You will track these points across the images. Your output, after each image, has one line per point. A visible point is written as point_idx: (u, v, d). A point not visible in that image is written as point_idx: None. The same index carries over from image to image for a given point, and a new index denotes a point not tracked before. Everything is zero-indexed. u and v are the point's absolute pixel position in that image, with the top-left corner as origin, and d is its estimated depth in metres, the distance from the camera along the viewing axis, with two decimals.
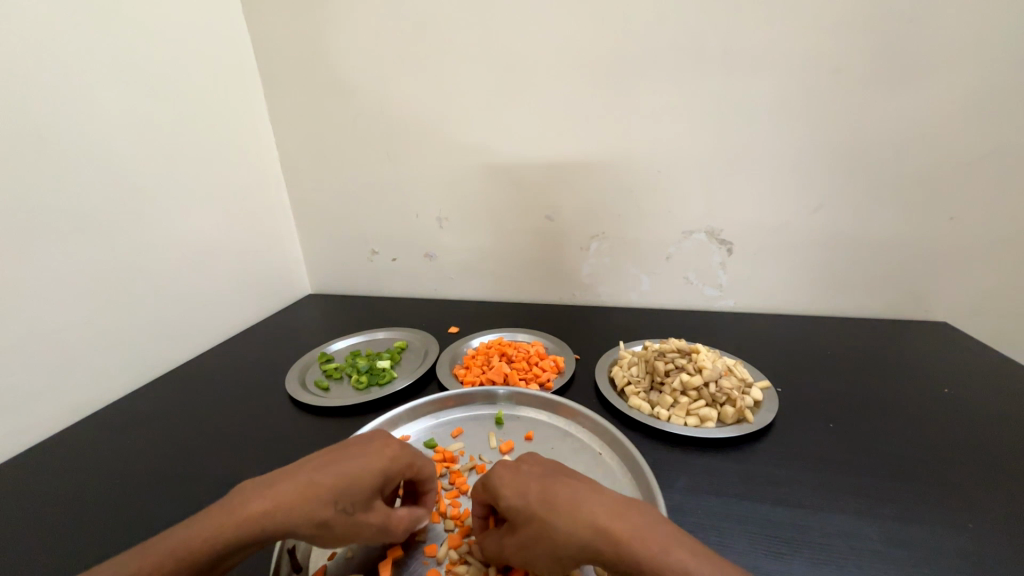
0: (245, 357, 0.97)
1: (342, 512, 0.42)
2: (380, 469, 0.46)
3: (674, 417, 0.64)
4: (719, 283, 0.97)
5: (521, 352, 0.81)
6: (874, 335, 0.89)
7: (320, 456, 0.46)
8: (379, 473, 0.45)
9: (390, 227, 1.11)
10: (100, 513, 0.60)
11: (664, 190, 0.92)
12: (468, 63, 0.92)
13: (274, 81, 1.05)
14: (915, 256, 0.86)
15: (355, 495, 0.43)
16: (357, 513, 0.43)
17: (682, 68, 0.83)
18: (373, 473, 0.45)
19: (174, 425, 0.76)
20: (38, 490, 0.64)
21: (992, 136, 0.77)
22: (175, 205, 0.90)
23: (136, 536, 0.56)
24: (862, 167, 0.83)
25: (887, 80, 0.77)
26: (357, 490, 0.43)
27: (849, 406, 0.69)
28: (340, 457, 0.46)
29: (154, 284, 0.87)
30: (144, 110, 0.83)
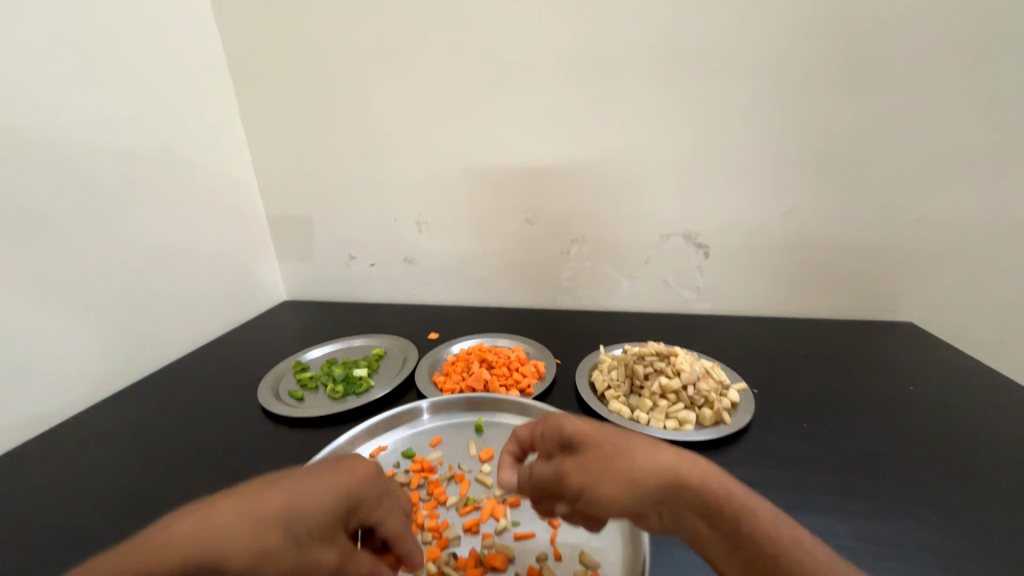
0: (214, 366, 0.93)
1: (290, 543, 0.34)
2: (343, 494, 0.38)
3: (653, 420, 0.63)
4: (696, 285, 0.98)
5: (501, 358, 0.79)
6: (844, 335, 0.91)
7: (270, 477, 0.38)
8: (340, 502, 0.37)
9: (368, 231, 1.08)
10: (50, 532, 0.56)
11: (642, 194, 0.93)
12: (447, 65, 0.92)
13: (248, 81, 1.02)
14: (880, 259, 0.90)
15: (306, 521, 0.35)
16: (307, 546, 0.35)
17: (660, 74, 0.84)
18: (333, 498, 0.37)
19: (135, 439, 0.72)
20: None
21: (949, 145, 0.81)
22: (140, 207, 0.85)
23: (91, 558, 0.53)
24: (830, 173, 0.85)
25: (852, 88, 0.80)
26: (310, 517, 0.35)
27: (822, 406, 0.71)
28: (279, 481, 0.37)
29: (117, 292, 0.82)
30: (106, 107, 0.79)
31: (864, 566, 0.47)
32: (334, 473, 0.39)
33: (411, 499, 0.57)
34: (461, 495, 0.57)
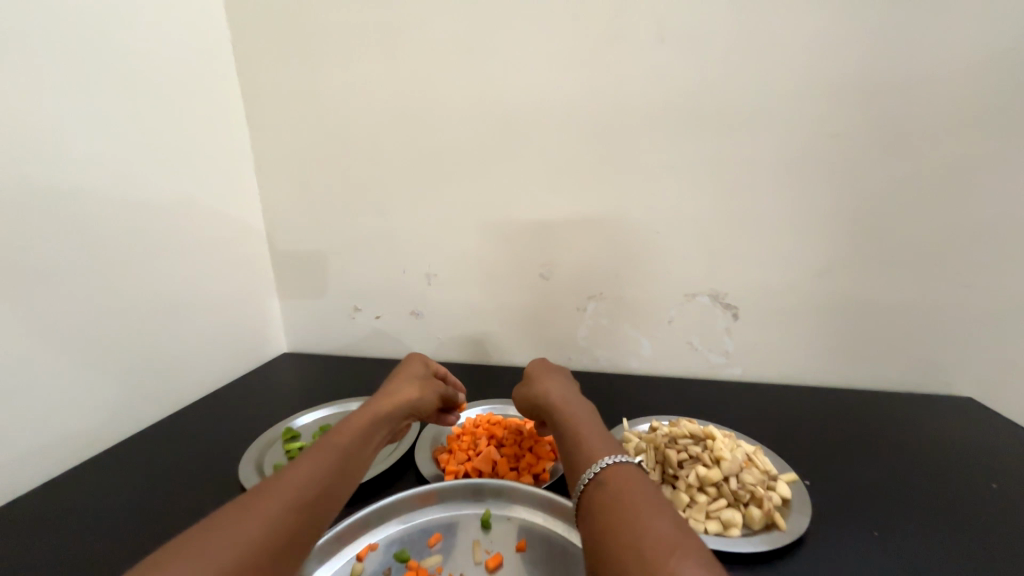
0: (200, 427, 0.86)
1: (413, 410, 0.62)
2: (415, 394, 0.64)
3: (692, 521, 0.54)
4: (725, 349, 0.90)
5: (512, 433, 0.71)
6: (895, 411, 0.82)
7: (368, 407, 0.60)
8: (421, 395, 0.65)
9: (376, 282, 1.04)
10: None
11: (664, 251, 0.87)
12: (463, 119, 0.91)
13: (265, 132, 1.03)
14: (929, 327, 0.82)
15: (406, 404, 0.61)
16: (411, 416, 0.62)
17: (682, 131, 0.82)
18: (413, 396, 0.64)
19: (97, 519, 0.64)
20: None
21: (998, 208, 0.75)
22: (143, 258, 0.81)
23: None
24: (867, 234, 0.80)
25: (886, 148, 0.76)
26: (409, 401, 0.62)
27: (885, 504, 0.61)
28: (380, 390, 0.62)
29: (112, 346, 0.77)
30: (119, 158, 0.77)
31: None
32: (409, 376, 0.67)
33: None
34: None
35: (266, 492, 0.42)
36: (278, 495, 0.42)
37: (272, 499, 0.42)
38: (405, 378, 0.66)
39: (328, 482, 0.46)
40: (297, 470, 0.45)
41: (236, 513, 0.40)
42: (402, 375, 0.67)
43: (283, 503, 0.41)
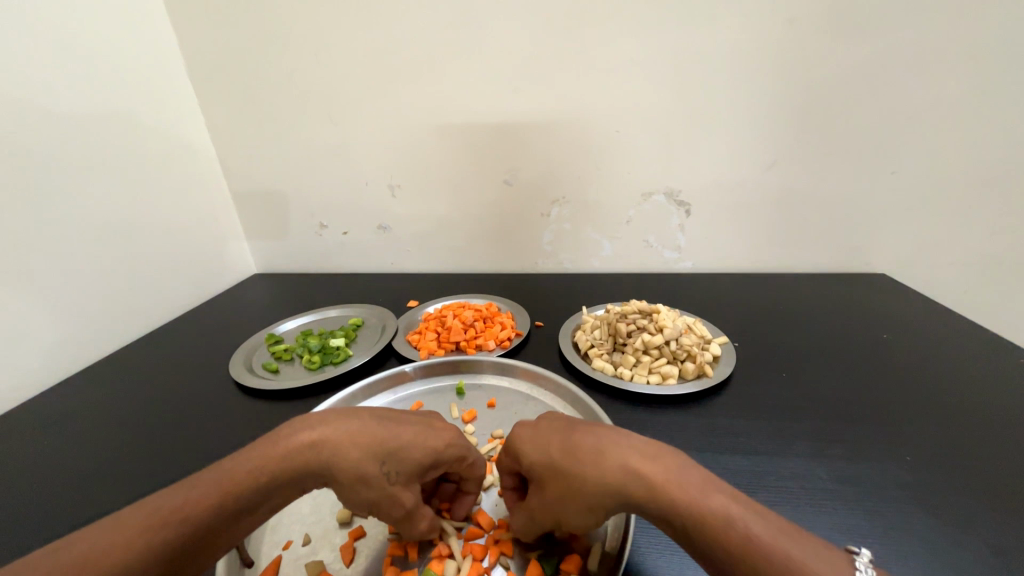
0: (181, 341, 0.88)
1: (384, 470, 0.40)
2: (421, 442, 0.42)
3: (636, 376, 0.65)
4: (677, 244, 0.97)
5: (474, 312, 0.82)
6: (820, 288, 0.93)
7: (371, 421, 0.42)
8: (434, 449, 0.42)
9: (339, 197, 1.03)
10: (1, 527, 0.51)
11: (623, 151, 0.90)
12: (414, 11, 0.85)
13: (194, 32, 0.92)
14: (856, 212, 0.90)
15: (396, 460, 0.40)
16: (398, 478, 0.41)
17: (643, 20, 0.80)
18: (427, 448, 0.42)
19: (99, 419, 0.68)
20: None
21: (930, 94, 0.80)
22: (86, 175, 0.77)
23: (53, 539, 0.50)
24: (812, 124, 0.84)
25: (836, 35, 0.77)
26: (404, 455, 0.41)
27: (802, 357, 0.72)
28: (362, 421, 0.42)
29: (71, 267, 0.76)
30: (32, 60, 0.69)
31: (844, 507, 0.48)
32: (418, 433, 0.43)
33: None
34: None
35: (136, 520, 0.34)
36: (118, 548, 0.32)
37: (130, 534, 0.33)
38: (399, 459, 0.41)
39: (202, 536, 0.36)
40: (177, 510, 0.35)
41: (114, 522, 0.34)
42: (407, 443, 0.41)
43: (121, 558, 0.32)
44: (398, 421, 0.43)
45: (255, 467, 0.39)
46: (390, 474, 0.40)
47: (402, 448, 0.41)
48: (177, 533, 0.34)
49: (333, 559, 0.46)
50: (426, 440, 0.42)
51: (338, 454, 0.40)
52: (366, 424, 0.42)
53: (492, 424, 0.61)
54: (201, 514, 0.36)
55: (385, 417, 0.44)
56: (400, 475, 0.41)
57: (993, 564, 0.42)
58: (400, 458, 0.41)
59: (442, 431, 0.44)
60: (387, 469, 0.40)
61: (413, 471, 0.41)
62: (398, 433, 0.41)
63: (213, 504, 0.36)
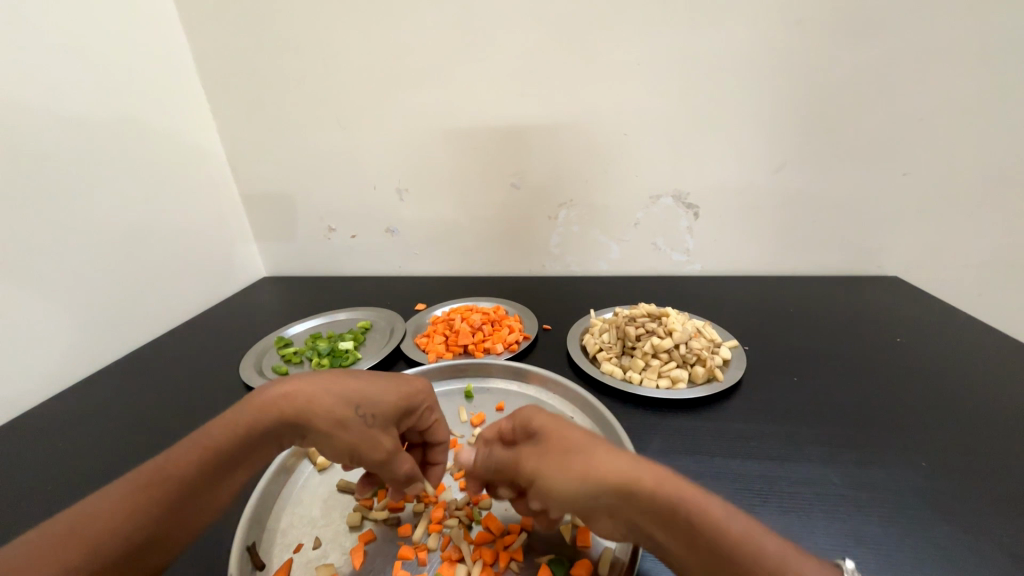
0: (192, 344, 0.89)
1: (360, 414, 0.42)
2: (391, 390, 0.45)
3: (646, 380, 0.65)
4: (686, 247, 0.97)
5: (482, 315, 0.82)
6: (832, 291, 0.91)
7: (338, 373, 0.45)
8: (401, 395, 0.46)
9: (348, 201, 1.04)
10: (17, 526, 0.52)
11: (630, 153, 0.89)
12: (422, 17, 0.85)
13: (206, 38, 0.94)
14: (868, 214, 0.89)
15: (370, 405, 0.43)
16: (375, 422, 0.43)
17: (650, 22, 0.80)
18: (395, 394, 0.45)
19: (112, 420, 0.69)
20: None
21: (942, 93, 0.79)
22: (99, 179, 0.78)
23: None
24: (821, 125, 0.83)
25: (845, 36, 0.77)
26: (375, 400, 0.44)
27: (814, 361, 0.71)
28: (328, 375, 0.44)
29: (85, 270, 0.77)
30: (48, 67, 0.71)
31: (858, 513, 0.47)
32: (383, 383, 0.45)
33: None
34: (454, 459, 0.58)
35: (124, 491, 0.35)
36: (112, 512, 0.34)
37: (121, 501, 0.35)
38: (371, 403, 0.43)
39: (195, 494, 0.37)
40: (159, 473, 0.37)
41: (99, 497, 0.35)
42: (374, 389, 0.44)
43: (116, 519, 0.34)
44: (361, 374, 0.46)
45: (229, 425, 0.40)
46: (366, 418, 0.43)
47: (370, 394, 0.44)
48: (165, 491, 0.36)
49: (344, 562, 0.46)
50: (394, 387, 0.46)
51: (309, 404, 0.41)
52: (335, 375, 0.44)
53: None
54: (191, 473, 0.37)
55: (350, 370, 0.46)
56: (375, 417, 0.43)
57: (1011, 572, 0.41)
58: (372, 404, 0.43)
59: (407, 381, 0.47)
60: (362, 413, 0.43)
61: (386, 415, 0.44)
62: (363, 383, 0.44)
63: (193, 461, 0.37)
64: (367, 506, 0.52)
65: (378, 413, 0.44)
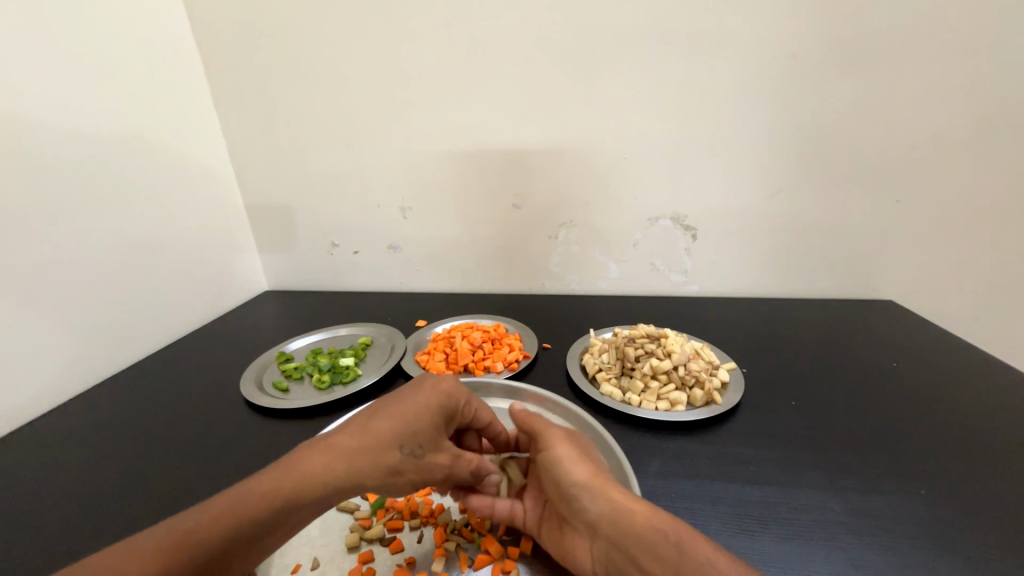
0: (193, 358, 0.89)
1: (407, 451, 0.46)
2: (435, 413, 0.49)
3: (645, 402, 0.65)
4: (684, 268, 0.98)
5: (483, 333, 0.82)
6: (828, 314, 0.92)
7: (374, 411, 0.47)
8: (442, 414, 0.49)
9: (351, 218, 1.05)
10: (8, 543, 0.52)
11: (629, 176, 0.92)
12: (428, 43, 0.88)
13: (219, 59, 0.97)
14: (862, 238, 0.91)
15: (414, 440, 0.46)
16: (422, 453, 0.47)
17: (648, 52, 0.83)
18: (435, 416, 0.49)
19: (109, 434, 0.69)
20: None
21: (929, 126, 0.82)
22: (105, 194, 0.80)
23: (58, 556, 0.50)
24: (815, 152, 0.85)
25: (836, 69, 0.80)
26: (419, 432, 0.47)
27: (811, 385, 0.72)
28: (364, 428, 0.45)
29: (89, 282, 0.78)
30: (61, 87, 0.73)
31: (856, 541, 0.47)
32: (422, 410, 0.48)
33: None
34: None
35: (156, 550, 0.34)
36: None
37: (158, 563, 0.34)
38: (414, 439, 0.46)
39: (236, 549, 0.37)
40: (192, 533, 0.36)
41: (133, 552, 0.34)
42: (408, 425, 0.47)
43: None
44: (399, 409, 0.47)
45: (269, 487, 0.39)
46: (413, 453, 0.46)
47: (409, 431, 0.46)
48: (184, 558, 0.35)
49: None
50: (434, 412, 0.49)
51: (359, 457, 0.43)
52: (371, 420, 0.46)
53: None
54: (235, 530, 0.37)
55: (386, 402, 0.48)
56: (422, 449, 0.47)
57: None
58: (414, 437, 0.47)
59: (441, 394, 0.50)
60: (409, 451, 0.46)
61: (429, 439, 0.47)
62: (403, 419, 0.47)
63: (235, 523, 0.37)
64: (365, 527, 0.51)
65: (425, 442, 0.47)
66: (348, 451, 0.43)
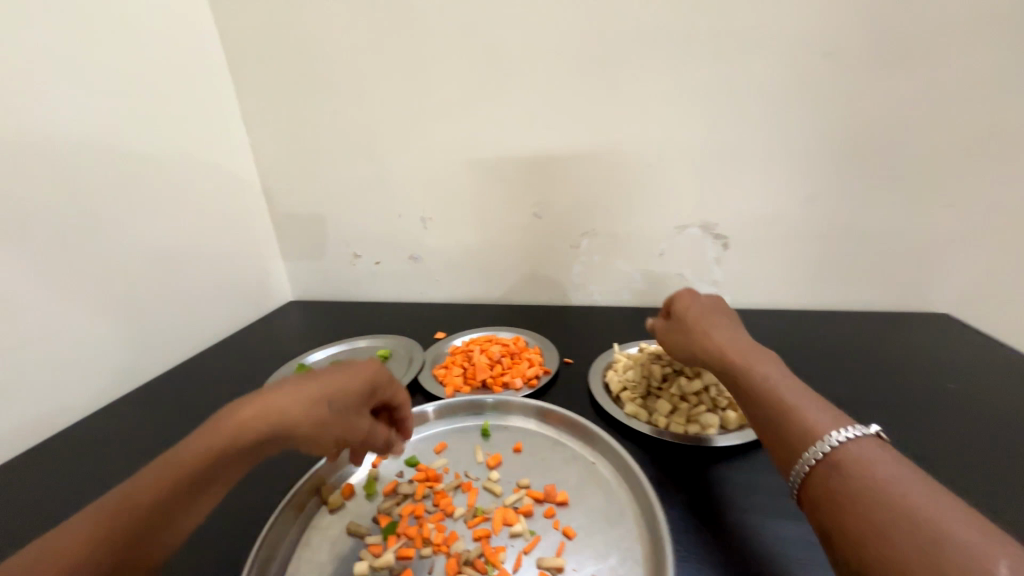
0: (218, 367, 0.91)
1: (333, 412, 0.45)
2: (361, 382, 0.49)
3: (673, 424, 0.61)
4: (714, 278, 0.93)
5: (502, 347, 0.80)
6: (874, 329, 0.86)
7: (302, 373, 0.47)
8: (367, 384, 0.50)
9: (373, 228, 1.06)
10: None
11: (654, 183, 0.88)
12: (449, 53, 0.88)
13: (248, 76, 1.00)
14: (912, 247, 0.84)
15: (340, 401, 0.46)
16: (346, 417, 0.47)
17: (674, 55, 0.79)
18: (360, 385, 0.49)
19: (135, 443, 0.70)
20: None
21: (990, 124, 0.74)
22: (139, 208, 0.82)
23: None
24: (858, 155, 0.79)
25: (882, 65, 0.74)
26: (345, 395, 0.47)
27: (858, 408, 0.66)
28: (288, 384, 0.45)
29: (122, 294, 0.81)
30: (100, 106, 0.76)
31: None
32: (347, 377, 0.48)
33: (416, 511, 0.54)
34: (468, 505, 0.55)
35: (88, 523, 0.36)
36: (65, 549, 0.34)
37: (88, 535, 0.35)
38: (340, 401, 0.46)
39: (159, 513, 0.38)
40: (123, 506, 0.37)
41: (69, 526, 0.36)
42: (335, 387, 0.46)
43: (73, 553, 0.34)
44: (321, 372, 0.47)
45: (197, 447, 0.40)
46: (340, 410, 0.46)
47: (336, 392, 0.46)
48: (113, 528, 0.36)
49: None
50: (361, 380, 0.49)
51: (283, 413, 0.43)
52: (299, 381, 0.46)
53: (517, 471, 0.59)
54: (162, 496, 0.38)
55: (316, 368, 0.48)
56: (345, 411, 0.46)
57: None
58: (340, 394, 0.46)
59: (367, 364, 0.50)
60: (334, 411, 0.45)
61: (353, 404, 0.48)
62: (330, 381, 0.47)
63: (159, 492, 0.38)
64: (375, 554, 0.50)
65: (349, 407, 0.47)
66: (272, 408, 0.43)
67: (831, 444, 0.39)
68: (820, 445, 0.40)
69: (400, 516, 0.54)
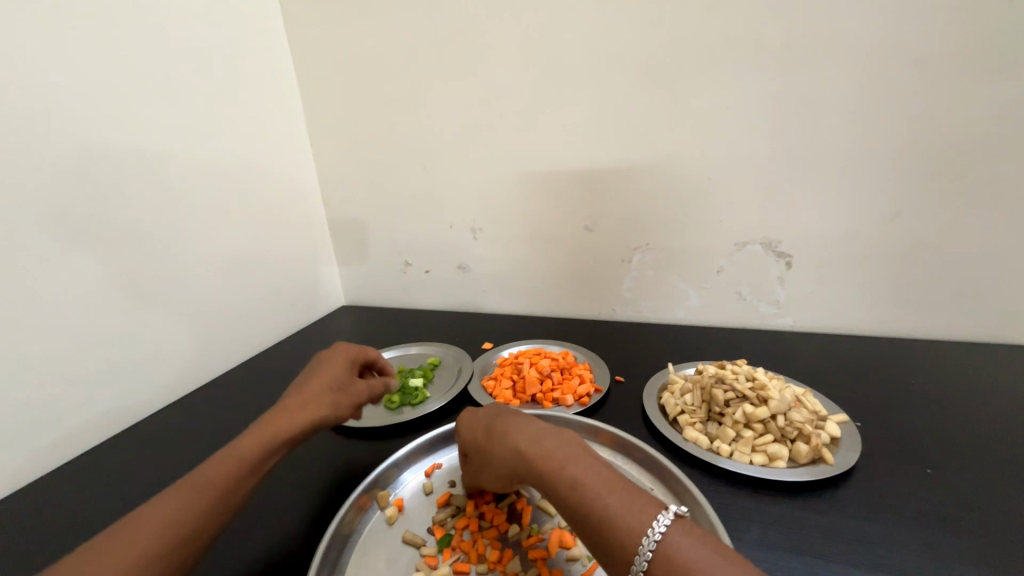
0: (277, 367, 0.95)
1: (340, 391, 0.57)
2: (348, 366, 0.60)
3: (737, 453, 0.58)
4: (776, 299, 0.88)
5: (551, 361, 0.79)
6: (963, 361, 0.78)
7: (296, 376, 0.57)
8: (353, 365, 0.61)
9: (424, 238, 1.09)
10: None
11: (713, 198, 0.85)
12: (505, 69, 0.90)
13: (315, 93, 1.06)
14: (1010, 272, 0.76)
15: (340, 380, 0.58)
16: (351, 391, 0.58)
17: (738, 68, 0.77)
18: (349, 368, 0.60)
19: (203, 436, 0.74)
20: (65, 509, 0.62)
21: None
22: (215, 216, 0.89)
23: None
24: (946, 171, 0.73)
25: (976, 75, 0.68)
26: (341, 376, 0.58)
27: (949, 449, 0.59)
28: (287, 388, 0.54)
29: (198, 295, 0.87)
30: (188, 123, 0.83)
31: None
32: (335, 364, 0.59)
33: (470, 525, 0.54)
34: (522, 523, 0.54)
35: (163, 509, 0.41)
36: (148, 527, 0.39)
37: (169, 513, 0.40)
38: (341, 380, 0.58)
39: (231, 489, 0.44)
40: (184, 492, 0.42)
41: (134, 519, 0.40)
42: (332, 373, 0.58)
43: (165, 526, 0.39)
44: (308, 374, 0.57)
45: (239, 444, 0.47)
46: (344, 390, 0.57)
47: (334, 377, 0.57)
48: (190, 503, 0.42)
49: None
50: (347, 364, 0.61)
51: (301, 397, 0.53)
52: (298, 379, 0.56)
53: None
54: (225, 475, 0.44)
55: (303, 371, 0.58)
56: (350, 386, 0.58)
57: None
58: (337, 380, 0.57)
59: (340, 351, 0.62)
60: (340, 389, 0.57)
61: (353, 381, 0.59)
62: (324, 371, 0.58)
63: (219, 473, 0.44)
64: (431, 567, 0.50)
65: (351, 386, 0.58)
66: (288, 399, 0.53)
67: (655, 542, 0.36)
68: (645, 548, 0.36)
69: (455, 528, 0.54)
